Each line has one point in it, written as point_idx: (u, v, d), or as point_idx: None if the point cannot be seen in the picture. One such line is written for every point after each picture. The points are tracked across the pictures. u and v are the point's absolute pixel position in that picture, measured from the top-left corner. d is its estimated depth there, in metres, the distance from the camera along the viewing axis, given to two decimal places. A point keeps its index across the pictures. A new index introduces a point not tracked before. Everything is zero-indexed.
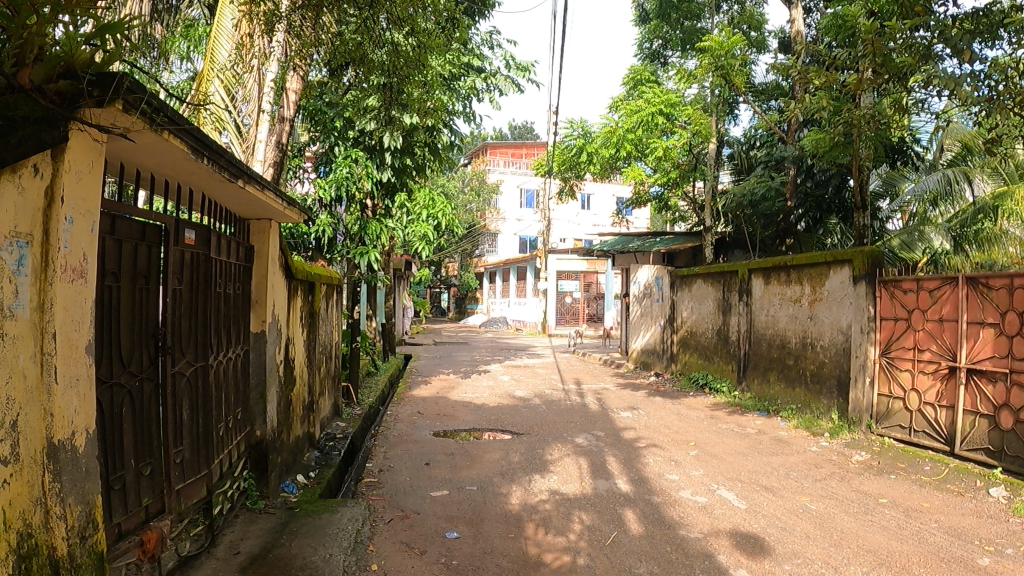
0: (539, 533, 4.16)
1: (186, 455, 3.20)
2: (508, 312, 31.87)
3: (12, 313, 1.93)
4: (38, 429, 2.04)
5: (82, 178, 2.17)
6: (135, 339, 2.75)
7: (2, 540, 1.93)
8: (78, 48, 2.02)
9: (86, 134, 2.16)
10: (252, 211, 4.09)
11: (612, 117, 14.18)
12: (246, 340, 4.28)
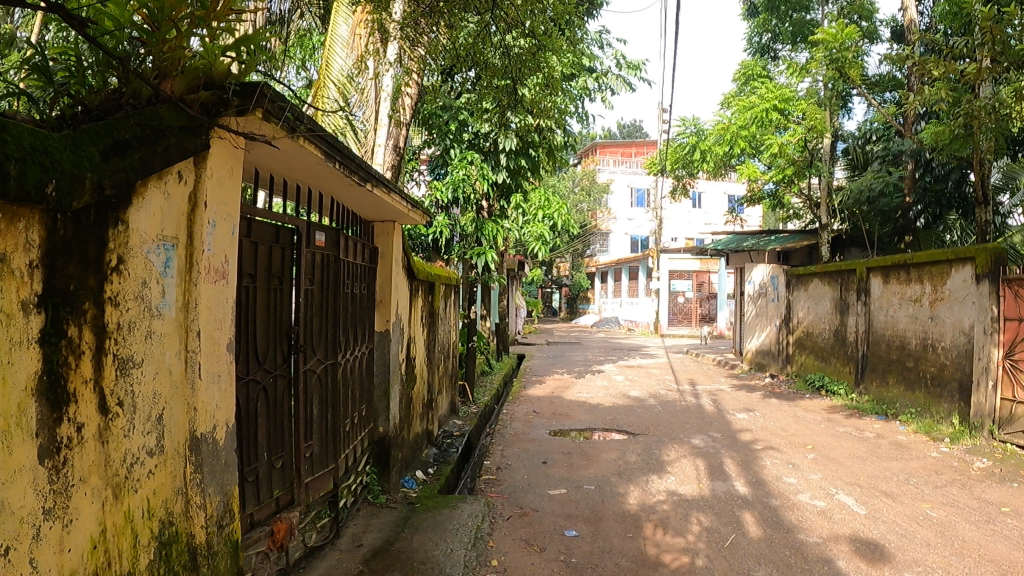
0: (658, 534, 4.15)
1: (315, 449, 3.32)
2: (620, 313, 31.70)
3: (160, 312, 2.04)
4: (183, 422, 2.16)
5: (222, 184, 2.30)
6: (270, 338, 2.86)
7: (147, 527, 2.01)
8: (217, 61, 2.13)
9: (226, 141, 2.29)
10: (378, 214, 4.22)
11: (725, 114, 13.98)
12: (372, 339, 4.42)
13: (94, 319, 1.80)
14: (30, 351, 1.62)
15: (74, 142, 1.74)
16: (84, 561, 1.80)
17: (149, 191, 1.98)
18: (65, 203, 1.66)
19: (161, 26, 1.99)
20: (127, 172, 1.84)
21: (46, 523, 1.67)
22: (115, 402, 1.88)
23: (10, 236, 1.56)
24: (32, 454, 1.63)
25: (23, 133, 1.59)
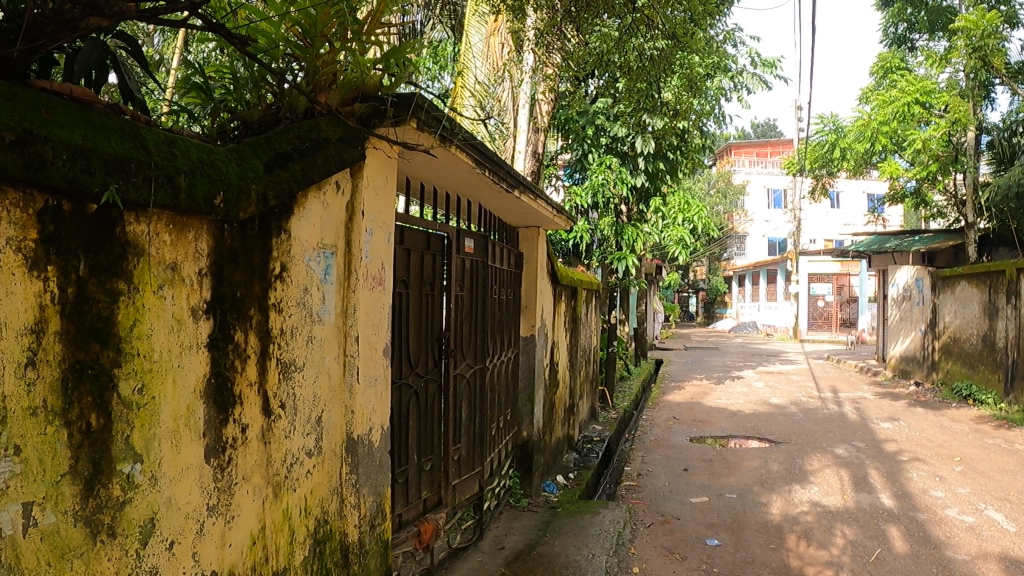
0: (801, 545, 4.04)
1: (463, 452, 3.37)
2: (757, 317, 31.03)
3: (320, 318, 2.12)
4: (340, 424, 2.23)
5: (377, 192, 2.37)
6: (422, 342, 2.93)
7: (303, 524, 2.09)
8: (369, 73, 2.19)
9: (380, 152, 2.35)
10: (523, 219, 4.26)
11: (864, 110, 13.51)
12: (516, 343, 4.47)
13: (258, 325, 1.88)
14: (199, 355, 1.71)
15: (238, 155, 1.82)
16: (245, 556, 1.88)
17: (309, 202, 2.05)
18: (231, 213, 1.74)
19: (314, 41, 2.06)
20: (289, 184, 1.91)
21: (211, 519, 1.76)
22: (277, 404, 1.96)
23: (181, 245, 1.66)
24: (199, 453, 1.72)
25: (192, 148, 1.68)
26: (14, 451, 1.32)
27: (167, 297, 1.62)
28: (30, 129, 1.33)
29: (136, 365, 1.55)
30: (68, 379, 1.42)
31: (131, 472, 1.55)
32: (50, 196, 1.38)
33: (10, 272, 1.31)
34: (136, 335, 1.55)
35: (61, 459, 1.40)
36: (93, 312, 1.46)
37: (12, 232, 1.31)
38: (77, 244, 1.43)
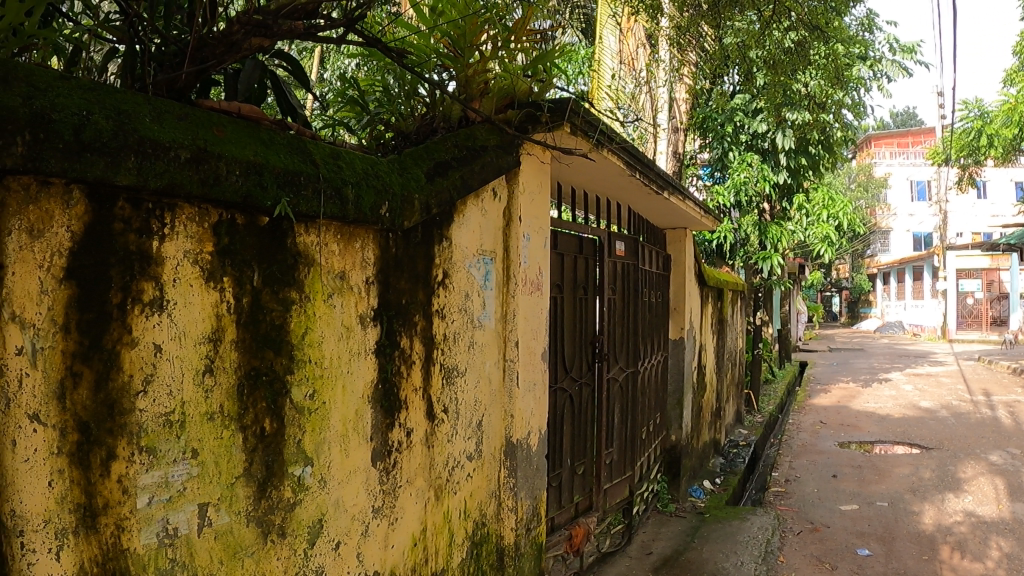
0: (954, 557, 3.86)
1: (614, 456, 3.38)
2: (903, 316, 29.84)
3: (481, 323, 2.24)
4: (500, 427, 2.35)
5: (533, 198, 2.46)
6: (578, 347, 2.99)
7: (464, 525, 2.20)
8: (517, 79, 2.27)
9: (534, 157, 2.43)
10: (670, 220, 4.28)
11: (1010, 92, 12.83)
12: (665, 347, 4.45)
13: (424, 330, 2.00)
14: (368, 361, 1.85)
15: (400, 167, 1.93)
16: (407, 557, 1.99)
17: (469, 210, 2.15)
18: (397, 221, 1.85)
19: (464, 52, 2.15)
20: (449, 192, 2.01)
21: (375, 521, 1.88)
22: (440, 408, 2.09)
23: (349, 254, 1.78)
24: (366, 456, 1.85)
25: (356, 160, 1.81)
26: (191, 454, 1.47)
27: (336, 305, 1.76)
28: (206, 147, 1.45)
29: (307, 372, 1.69)
30: (243, 386, 1.56)
31: (302, 474, 1.69)
32: (226, 210, 1.53)
33: (189, 285, 1.46)
34: (307, 343, 1.68)
35: (236, 462, 1.55)
36: (266, 321, 1.60)
37: (190, 246, 1.46)
38: (252, 256, 1.57)
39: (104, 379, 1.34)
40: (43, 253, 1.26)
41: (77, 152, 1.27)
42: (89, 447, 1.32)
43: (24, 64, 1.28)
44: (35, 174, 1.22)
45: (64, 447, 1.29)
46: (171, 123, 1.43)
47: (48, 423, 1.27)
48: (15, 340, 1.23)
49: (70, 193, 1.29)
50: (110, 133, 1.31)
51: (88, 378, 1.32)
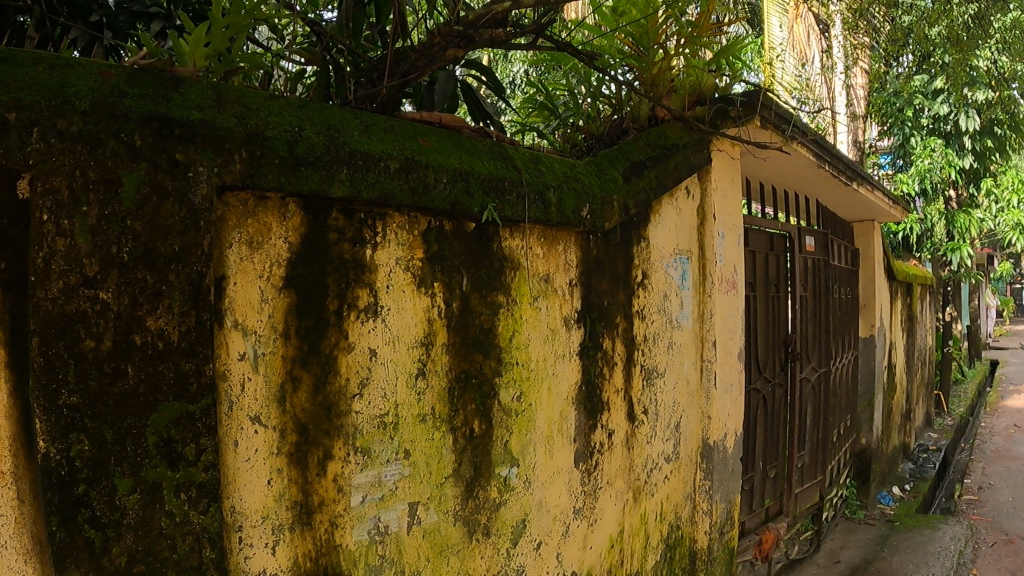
0: None
1: (806, 459, 4.14)
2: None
3: (680, 323, 2.95)
4: (699, 428, 3.10)
5: (726, 194, 3.21)
6: (767, 348, 3.71)
7: (658, 529, 2.88)
8: (702, 78, 2.91)
9: (724, 153, 3.18)
10: (857, 212, 4.80)
11: None
12: (857, 345, 5.13)
13: (624, 332, 2.57)
14: (572, 365, 2.32)
15: (600, 170, 2.44)
16: (604, 558, 2.58)
17: (664, 211, 2.81)
18: (598, 224, 2.30)
19: (646, 52, 2.77)
20: (645, 192, 2.58)
21: (576, 521, 2.42)
22: (640, 411, 2.71)
23: (553, 257, 2.22)
24: (568, 458, 2.35)
25: (557, 166, 2.22)
26: (403, 455, 1.81)
27: (542, 307, 2.17)
28: (413, 158, 1.74)
29: (516, 373, 2.09)
30: (454, 388, 1.92)
31: (506, 475, 2.09)
32: (435, 219, 1.86)
33: (401, 292, 1.78)
34: (514, 344, 2.08)
35: (445, 463, 1.91)
36: (477, 323, 1.96)
37: (400, 252, 1.78)
38: (459, 261, 1.91)
39: (320, 383, 1.65)
40: (261, 264, 1.55)
41: (292, 167, 1.55)
42: (306, 448, 1.63)
43: (235, 87, 1.55)
44: (252, 188, 1.51)
45: (283, 447, 1.60)
46: (376, 135, 1.71)
47: (269, 424, 1.58)
48: (237, 347, 1.52)
49: (285, 207, 1.58)
50: (321, 148, 1.59)
51: (306, 383, 1.62)
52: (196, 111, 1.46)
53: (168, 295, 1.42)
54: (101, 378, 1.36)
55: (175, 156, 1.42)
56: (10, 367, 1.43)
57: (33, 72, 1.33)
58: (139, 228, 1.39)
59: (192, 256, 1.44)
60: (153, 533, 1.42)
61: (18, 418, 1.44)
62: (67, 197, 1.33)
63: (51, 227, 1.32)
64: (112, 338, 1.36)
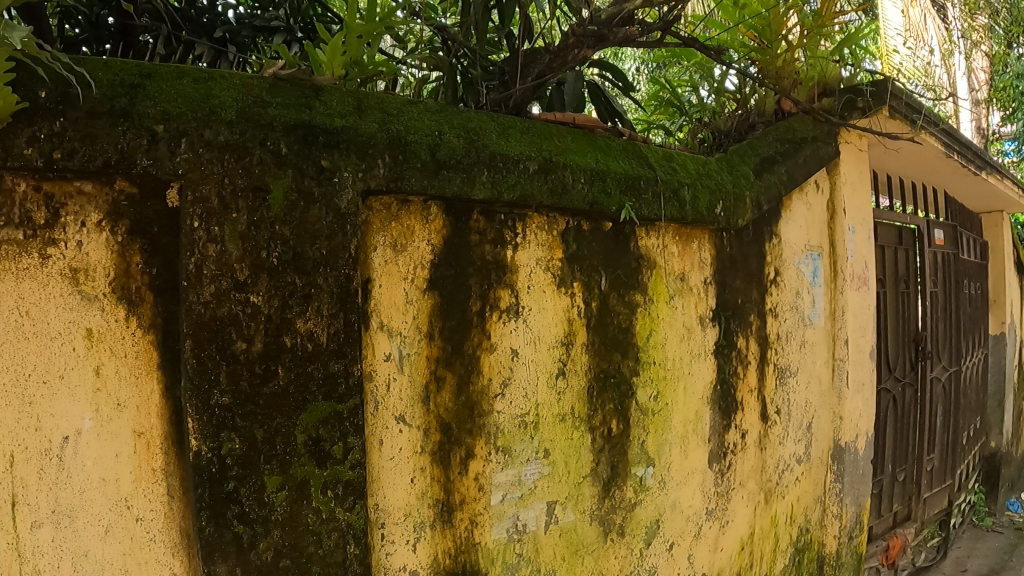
0: None
1: (936, 463, 4.08)
2: None
3: (811, 320, 2.90)
4: (830, 429, 3.03)
5: (854, 183, 3.11)
6: (900, 346, 3.62)
7: (788, 531, 2.91)
8: (825, 69, 2.91)
9: (852, 143, 3.09)
10: (988, 204, 4.65)
11: None
12: (987, 341, 4.95)
13: (757, 329, 2.60)
14: (707, 363, 2.40)
15: (731, 166, 2.45)
16: (734, 560, 2.65)
17: (795, 205, 2.78)
18: (732, 220, 2.35)
19: (770, 44, 2.79)
20: (777, 186, 2.57)
21: (709, 523, 2.50)
22: (773, 411, 2.73)
23: (688, 255, 2.30)
24: (703, 458, 2.44)
25: (688, 164, 2.27)
26: (542, 454, 1.92)
27: (678, 305, 2.27)
28: (550, 159, 1.79)
29: (653, 372, 2.19)
30: (595, 387, 2.03)
31: (642, 476, 2.22)
32: (573, 219, 1.93)
33: (543, 291, 1.86)
34: (651, 344, 2.18)
35: (583, 462, 2.04)
36: (615, 322, 2.05)
37: (540, 251, 1.85)
38: (598, 260, 1.99)
39: (463, 383, 1.72)
40: (405, 265, 1.61)
41: (434, 171, 1.59)
42: (450, 447, 1.72)
43: (375, 94, 1.59)
44: (395, 191, 1.55)
45: (427, 446, 1.68)
46: (513, 137, 1.75)
47: (414, 423, 1.65)
48: (383, 348, 1.59)
49: (428, 210, 1.63)
50: (462, 151, 1.63)
51: (449, 382, 1.70)
52: (339, 119, 1.50)
53: (317, 299, 1.46)
54: (252, 379, 1.41)
55: (321, 162, 1.47)
56: (164, 369, 1.55)
57: (177, 86, 1.39)
58: (287, 233, 1.43)
59: (340, 259, 1.49)
60: (300, 530, 1.49)
61: (172, 417, 1.57)
62: (216, 203, 1.38)
63: (202, 233, 1.37)
64: (262, 339, 1.41)
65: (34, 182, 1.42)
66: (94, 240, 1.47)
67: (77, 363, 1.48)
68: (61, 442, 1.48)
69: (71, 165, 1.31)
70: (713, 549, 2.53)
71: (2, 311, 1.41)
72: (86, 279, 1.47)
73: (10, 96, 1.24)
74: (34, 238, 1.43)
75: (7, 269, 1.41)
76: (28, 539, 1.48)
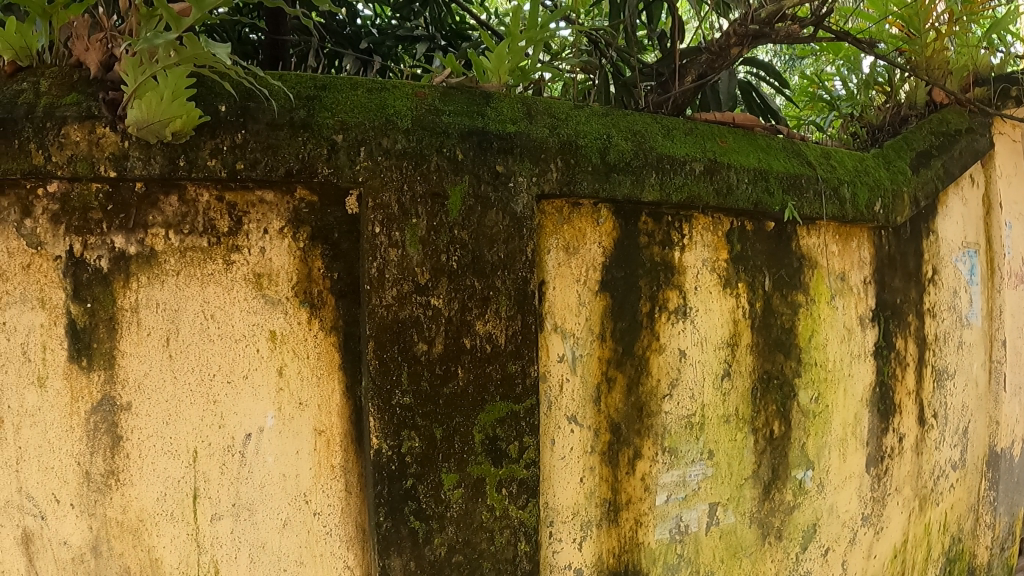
0: None
1: None
2: None
3: (968, 320, 2.78)
4: (986, 434, 2.92)
5: (1009, 175, 2.99)
6: None
7: (942, 539, 2.82)
8: (978, 56, 2.79)
9: (1007, 136, 2.95)
10: None
11: None
12: None
13: (915, 330, 2.52)
14: (866, 365, 2.34)
15: (889, 163, 2.37)
16: (886, 567, 2.58)
17: (951, 201, 2.68)
18: (891, 217, 2.29)
19: (920, 35, 2.66)
20: (934, 180, 2.48)
21: (863, 530, 2.43)
22: (930, 414, 2.64)
23: (847, 254, 2.25)
24: (861, 462, 2.37)
25: (846, 160, 2.21)
26: (707, 455, 1.94)
27: (839, 305, 2.22)
28: (715, 159, 1.79)
29: (814, 373, 2.16)
30: (757, 388, 2.02)
31: (801, 479, 2.18)
32: (737, 220, 1.92)
33: (709, 292, 1.86)
34: (813, 345, 2.14)
35: (746, 464, 2.03)
36: (778, 323, 2.04)
37: (707, 252, 1.85)
38: (761, 260, 1.98)
39: (633, 384, 1.76)
40: (578, 266, 1.64)
41: (604, 174, 1.61)
42: (619, 447, 1.76)
43: (543, 100, 1.62)
44: (567, 195, 1.58)
45: (598, 446, 1.73)
46: (677, 138, 1.76)
47: (586, 423, 1.70)
48: (556, 348, 1.64)
49: (598, 212, 1.65)
50: (631, 154, 1.64)
51: (620, 382, 1.73)
52: (511, 124, 1.53)
53: (495, 301, 1.50)
54: (433, 380, 1.45)
55: (496, 167, 1.50)
56: (345, 370, 1.59)
57: (353, 97, 1.46)
58: (466, 237, 1.47)
59: (516, 263, 1.52)
60: (474, 526, 1.54)
61: (351, 416, 1.61)
62: (396, 209, 1.43)
63: (384, 238, 1.42)
64: (443, 340, 1.46)
65: (217, 192, 1.49)
66: (276, 245, 1.52)
67: (260, 364, 1.55)
68: (243, 440, 1.57)
69: (254, 174, 1.41)
70: (866, 556, 2.47)
71: (189, 315, 1.51)
72: (270, 283, 1.53)
73: (190, 112, 1.34)
74: (219, 245, 1.50)
75: (192, 277, 1.51)
76: (208, 529, 1.59)
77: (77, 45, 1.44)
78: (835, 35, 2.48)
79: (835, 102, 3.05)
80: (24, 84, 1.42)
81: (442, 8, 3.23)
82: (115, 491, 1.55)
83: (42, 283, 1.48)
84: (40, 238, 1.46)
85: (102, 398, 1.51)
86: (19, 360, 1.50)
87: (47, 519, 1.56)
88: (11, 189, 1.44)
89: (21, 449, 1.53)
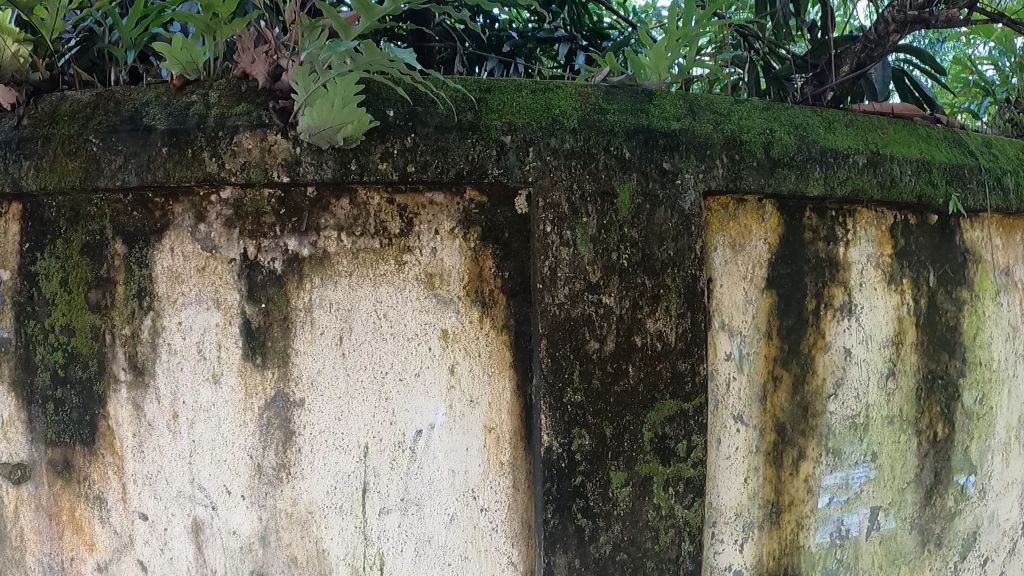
0: None
1: None
2: None
3: None
4: None
5: None
6: None
7: None
8: None
9: None
10: None
11: None
12: None
13: None
14: None
15: None
16: None
17: None
18: None
19: None
20: None
21: None
22: None
23: (1011, 248, 2.13)
24: None
25: (1007, 147, 2.05)
26: (871, 457, 1.89)
27: (1004, 302, 2.11)
28: (879, 151, 1.73)
29: (980, 373, 2.05)
30: (922, 388, 1.95)
31: (964, 484, 2.08)
32: (899, 213, 1.86)
33: (874, 288, 1.83)
34: (978, 343, 2.03)
35: (908, 467, 1.97)
36: (942, 320, 1.95)
37: (871, 248, 1.81)
38: (926, 255, 1.91)
39: (799, 383, 1.77)
40: (744, 264, 1.67)
41: (769, 169, 1.59)
42: (782, 447, 1.77)
43: (703, 95, 1.60)
44: (733, 191, 1.57)
45: (763, 446, 1.75)
46: (840, 130, 1.70)
47: (751, 423, 1.73)
48: (724, 347, 1.67)
49: (763, 208, 1.67)
50: (795, 148, 1.61)
51: (786, 382, 1.75)
52: (675, 122, 1.52)
53: (665, 299, 1.50)
54: (604, 378, 1.47)
55: (663, 165, 1.50)
56: (517, 367, 1.59)
57: (517, 99, 1.47)
58: (636, 235, 1.48)
59: (685, 260, 1.51)
60: (640, 525, 1.54)
61: (522, 414, 1.62)
62: (566, 209, 1.45)
63: (555, 237, 1.44)
64: (615, 339, 1.47)
65: (388, 195, 1.53)
66: (446, 246, 1.55)
67: (432, 362, 1.59)
68: (414, 436, 1.61)
69: (424, 176, 1.43)
70: None
71: (363, 313, 1.56)
72: (441, 283, 1.56)
73: (361, 117, 1.36)
74: (390, 246, 1.54)
75: (364, 277, 1.55)
76: (376, 522, 1.63)
77: (243, 57, 1.45)
78: (988, 17, 2.34)
79: (989, 89, 2.91)
80: (194, 97, 1.47)
81: (577, 7, 3.29)
82: (285, 483, 1.61)
83: (217, 283, 1.55)
84: (215, 242, 1.54)
85: (275, 394, 1.57)
86: (194, 358, 1.57)
87: (218, 510, 1.63)
88: (185, 196, 1.53)
89: (195, 443, 1.60)
